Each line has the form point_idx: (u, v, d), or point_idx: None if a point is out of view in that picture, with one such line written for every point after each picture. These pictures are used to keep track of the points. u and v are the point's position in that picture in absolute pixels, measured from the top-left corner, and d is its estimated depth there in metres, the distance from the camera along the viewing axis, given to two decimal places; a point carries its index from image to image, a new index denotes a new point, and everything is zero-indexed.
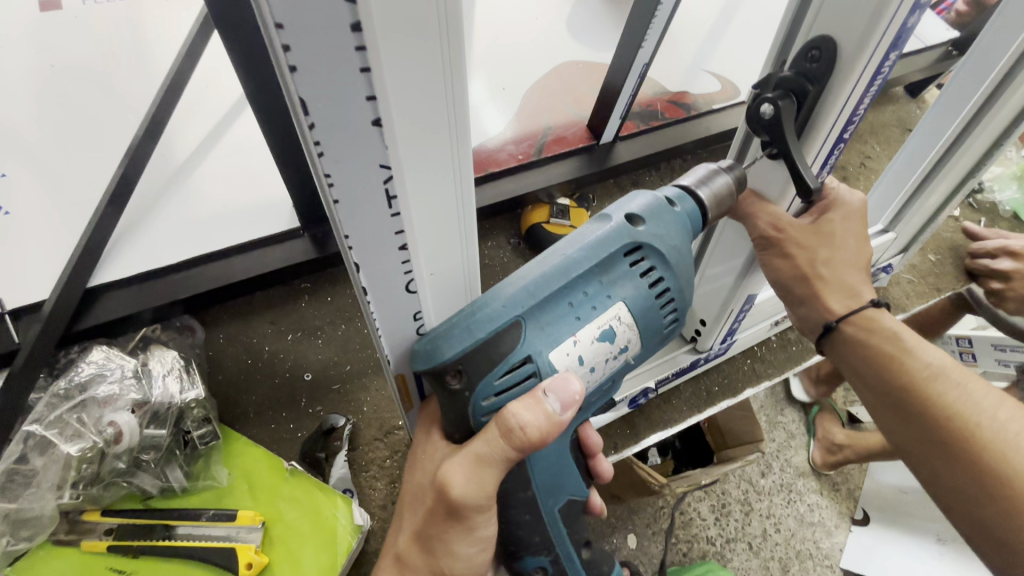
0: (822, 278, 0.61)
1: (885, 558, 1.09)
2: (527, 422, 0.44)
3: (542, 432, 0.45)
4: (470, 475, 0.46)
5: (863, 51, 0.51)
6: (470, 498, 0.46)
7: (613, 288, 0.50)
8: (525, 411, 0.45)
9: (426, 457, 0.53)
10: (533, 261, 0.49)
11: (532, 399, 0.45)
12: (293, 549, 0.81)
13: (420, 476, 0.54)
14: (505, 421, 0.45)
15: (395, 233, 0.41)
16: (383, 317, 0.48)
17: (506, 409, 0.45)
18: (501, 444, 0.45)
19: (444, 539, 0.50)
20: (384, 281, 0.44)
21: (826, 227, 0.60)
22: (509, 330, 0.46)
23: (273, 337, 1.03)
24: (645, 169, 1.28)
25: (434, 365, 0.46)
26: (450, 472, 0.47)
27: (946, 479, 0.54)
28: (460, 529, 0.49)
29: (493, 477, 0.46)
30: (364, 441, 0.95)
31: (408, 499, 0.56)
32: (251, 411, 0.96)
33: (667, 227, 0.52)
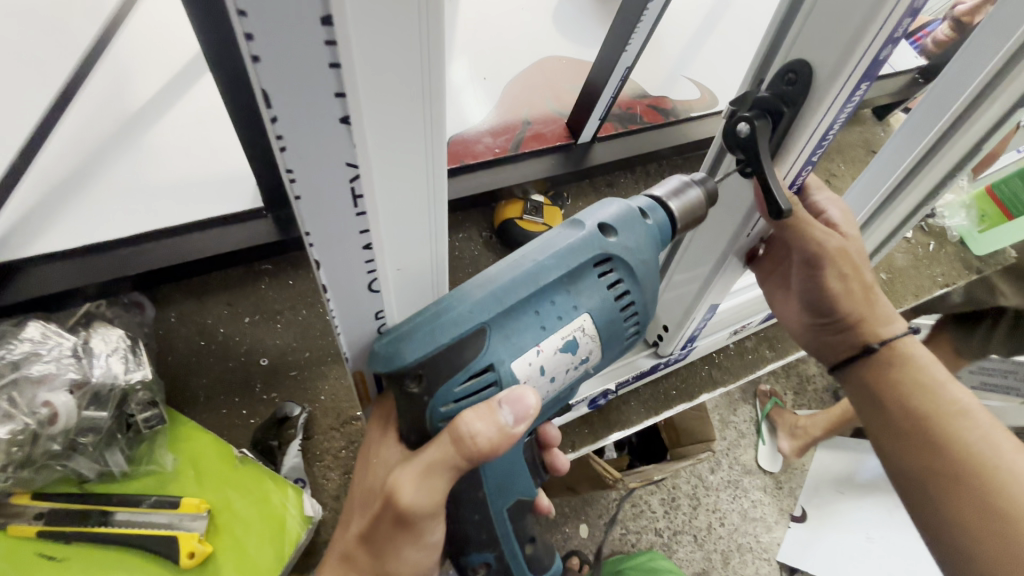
0: (843, 299, 0.61)
1: (819, 554, 1.16)
2: (478, 431, 0.43)
3: (495, 444, 0.44)
4: (418, 484, 0.44)
5: (836, 78, 0.52)
6: (418, 508, 0.44)
7: (579, 298, 0.50)
8: (479, 420, 0.43)
9: (380, 460, 0.52)
10: (501, 267, 0.49)
11: (486, 409, 0.44)
12: (238, 538, 0.79)
13: (373, 478, 0.52)
14: (457, 429, 0.43)
15: (361, 232, 0.39)
16: (343, 314, 0.46)
17: (459, 416, 0.44)
18: (451, 452, 0.44)
19: (392, 544, 0.48)
20: (345, 278, 0.43)
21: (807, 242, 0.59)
22: (473, 338, 0.46)
23: (228, 319, 0.99)
24: (621, 171, 1.28)
25: (393, 368, 0.45)
26: (400, 482, 0.45)
27: (943, 515, 0.56)
28: (409, 535, 0.47)
29: (440, 486, 0.44)
30: (320, 430, 0.93)
31: (359, 501, 0.54)
32: (202, 395, 0.92)
33: (637, 241, 0.53)
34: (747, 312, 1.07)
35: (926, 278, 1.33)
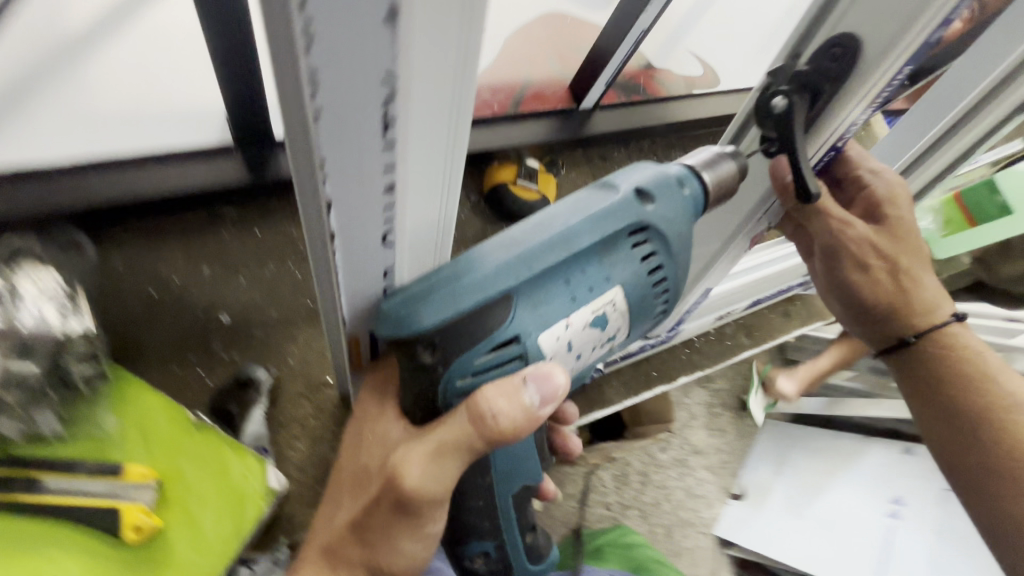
0: (875, 287, 0.59)
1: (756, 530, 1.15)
2: (500, 410, 0.38)
3: (519, 426, 0.38)
4: (427, 466, 0.38)
5: (886, 57, 0.48)
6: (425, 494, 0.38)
7: (612, 270, 0.46)
8: (501, 398, 0.38)
9: (376, 436, 0.45)
10: (531, 227, 0.43)
11: (509, 385, 0.39)
12: (192, 513, 0.70)
13: (366, 457, 0.46)
14: (476, 407, 0.38)
15: (384, 169, 0.32)
16: (348, 268, 0.39)
17: (480, 392, 0.38)
18: (469, 434, 0.38)
19: (391, 534, 0.41)
20: (358, 223, 0.36)
21: (843, 233, 0.57)
22: (499, 305, 0.40)
23: (184, 269, 0.87)
24: (614, 145, 1.22)
25: (405, 334, 0.39)
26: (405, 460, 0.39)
27: (1002, 513, 0.54)
28: (410, 524, 0.41)
29: (453, 471, 0.39)
30: (287, 397, 0.85)
31: (347, 483, 0.48)
32: (152, 351, 0.82)
33: (676, 211, 0.48)
34: (735, 299, 1.06)
35: None
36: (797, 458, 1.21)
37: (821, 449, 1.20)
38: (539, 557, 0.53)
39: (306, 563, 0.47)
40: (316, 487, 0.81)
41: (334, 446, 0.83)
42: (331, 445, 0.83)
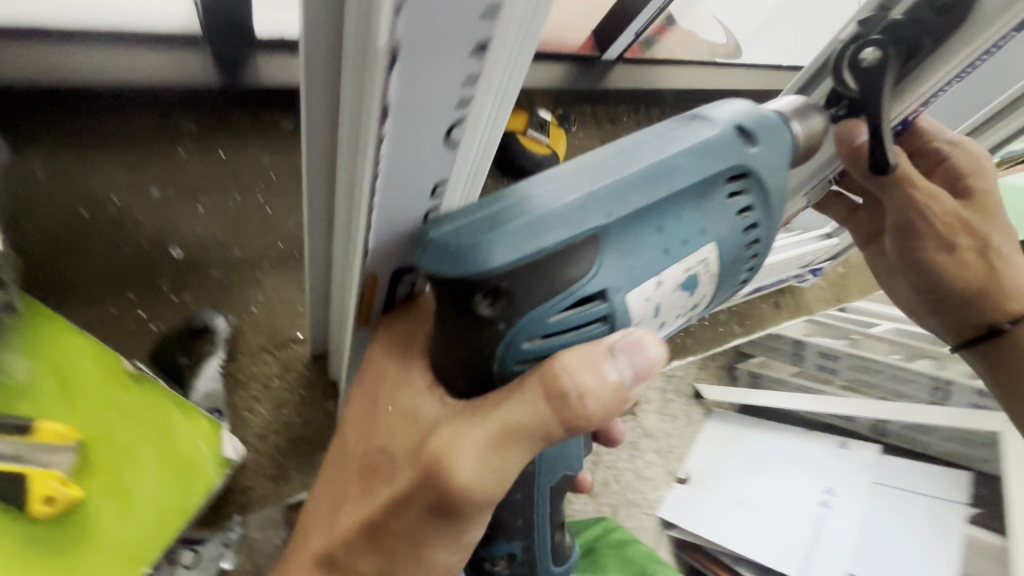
0: (961, 271, 0.56)
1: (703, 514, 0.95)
2: (589, 389, 0.29)
3: (607, 410, 0.30)
4: (486, 457, 0.29)
5: (1003, 16, 0.46)
6: (479, 491, 0.30)
7: (708, 221, 0.37)
8: (586, 371, 0.29)
9: (396, 411, 0.35)
10: (616, 156, 0.34)
11: (595, 355, 0.29)
12: (124, 482, 0.57)
13: (380, 438, 0.35)
14: (556, 383, 0.28)
15: (481, 21, 0.23)
16: (391, 173, 0.28)
17: (558, 362, 0.29)
18: (544, 418, 0.29)
19: (422, 541, 0.31)
20: (425, 102, 0.25)
21: (926, 207, 0.54)
22: (586, 247, 0.31)
23: (129, 188, 0.71)
24: (625, 106, 1.08)
25: (464, 273, 0.28)
26: (456, 449, 0.29)
27: None
28: (451, 529, 0.31)
29: (516, 463, 0.30)
30: (247, 352, 0.71)
31: (344, 473, 0.36)
32: (80, 284, 0.66)
33: (775, 158, 0.41)
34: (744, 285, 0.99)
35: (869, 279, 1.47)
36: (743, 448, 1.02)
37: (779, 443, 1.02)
38: (565, 560, 0.45)
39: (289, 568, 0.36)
40: (278, 459, 0.70)
41: (302, 412, 0.71)
42: (298, 411, 0.71)
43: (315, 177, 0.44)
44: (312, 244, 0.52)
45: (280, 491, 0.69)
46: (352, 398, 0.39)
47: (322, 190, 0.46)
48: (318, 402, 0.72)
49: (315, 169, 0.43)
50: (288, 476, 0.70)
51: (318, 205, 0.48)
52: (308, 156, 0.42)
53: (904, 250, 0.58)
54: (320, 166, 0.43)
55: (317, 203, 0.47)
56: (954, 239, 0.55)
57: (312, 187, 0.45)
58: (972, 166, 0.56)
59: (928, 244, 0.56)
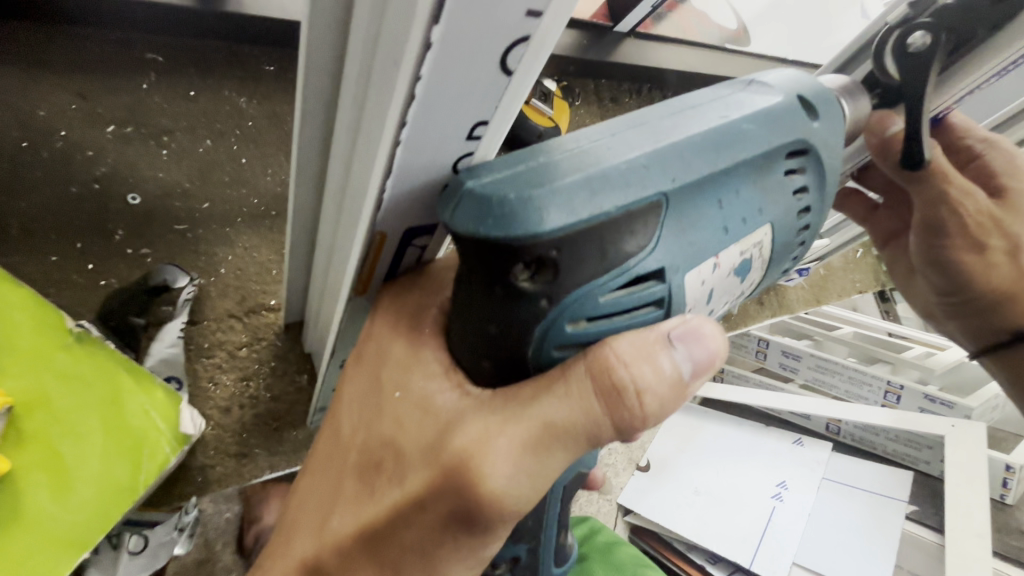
0: (992, 275, 0.56)
1: (662, 501, 1.00)
2: (647, 386, 0.26)
3: (663, 409, 0.27)
4: (522, 461, 0.26)
5: None
6: (512, 496, 0.27)
7: (766, 200, 0.33)
8: (644, 364, 0.26)
9: (405, 397, 0.30)
10: (677, 114, 0.30)
11: (653, 348, 0.26)
12: (60, 454, 0.50)
13: (382, 428, 0.30)
14: (610, 378, 0.26)
15: None
16: (428, 103, 0.22)
17: (615, 353, 0.26)
18: (594, 418, 0.26)
19: (436, 553, 0.28)
20: (488, 5, 0.19)
21: (962, 205, 0.52)
22: (643, 218, 0.27)
23: (80, 122, 0.61)
24: (629, 85, 1.02)
25: (510, 236, 0.24)
26: (490, 451, 0.26)
27: None
28: (470, 541, 0.28)
29: (555, 464, 0.27)
30: (213, 315, 0.64)
31: (338, 464, 0.31)
32: (16, 226, 0.57)
33: (834, 136, 0.37)
34: None
35: (848, 283, 1.50)
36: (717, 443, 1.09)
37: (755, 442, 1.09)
38: (566, 562, 0.41)
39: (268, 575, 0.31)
40: (242, 436, 0.64)
41: (272, 385, 0.65)
42: (268, 384, 0.65)
43: (310, 114, 0.38)
44: (298, 197, 0.45)
45: (244, 471, 0.64)
46: (346, 375, 0.34)
47: (316, 132, 0.40)
48: (290, 375, 0.66)
49: (311, 105, 0.37)
50: (253, 454, 0.64)
51: (309, 151, 0.41)
52: (304, 88, 0.35)
53: (930, 249, 0.57)
54: (317, 102, 0.37)
55: (307, 148, 0.41)
56: (985, 239, 0.54)
57: (304, 127, 0.38)
58: (1004, 164, 0.55)
59: (955, 242, 0.55)
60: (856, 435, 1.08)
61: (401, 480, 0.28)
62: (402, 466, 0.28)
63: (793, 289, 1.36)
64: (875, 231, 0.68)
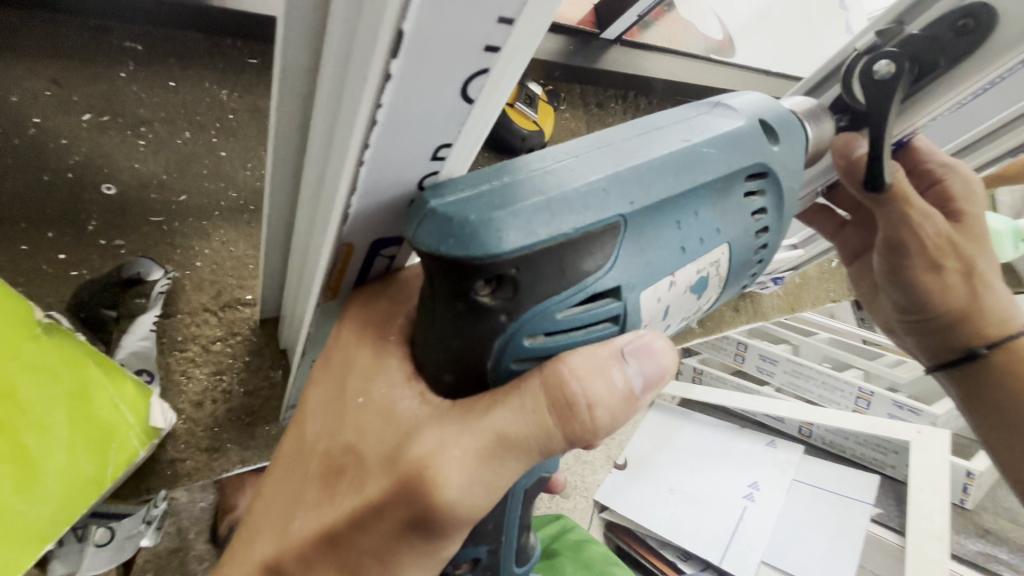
0: (944, 297, 0.58)
1: (634, 494, 1.20)
2: (598, 400, 0.27)
3: (614, 421, 0.28)
4: (477, 470, 0.27)
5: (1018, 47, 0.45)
6: (467, 503, 0.28)
7: (724, 221, 0.35)
8: (597, 378, 0.27)
9: (368, 404, 0.31)
10: (639, 137, 0.31)
11: (606, 363, 0.28)
12: (26, 447, 0.49)
13: (344, 434, 0.31)
14: (562, 393, 0.27)
15: None
16: (392, 126, 0.23)
17: (571, 368, 0.27)
18: (548, 430, 0.27)
19: (392, 559, 0.29)
20: (448, 40, 0.20)
21: (920, 227, 0.54)
22: (601, 239, 0.28)
23: (54, 109, 0.59)
24: (614, 92, 1.03)
25: (470, 255, 0.25)
26: (445, 460, 0.27)
27: None
28: (426, 546, 0.29)
29: (510, 473, 0.28)
30: (186, 309, 0.64)
31: (301, 470, 0.32)
32: None
33: (793, 160, 0.39)
34: None
35: (823, 291, 1.55)
36: (677, 437, 1.30)
37: (702, 432, 1.31)
38: (529, 562, 0.42)
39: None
40: (214, 429, 0.64)
41: (246, 380, 0.65)
42: (242, 378, 0.65)
43: (285, 119, 0.38)
44: (273, 197, 0.45)
45: (215, 465, 0.64)
46: (312, 381, 0.34)
47: (291, 135, 0.40)
48: (265, 370, 0.66)
49: (286, 110, 0.37)
50: (225, 448, 0.64)
51: (284, 153, 0.41)
52: (278, 94, 0.35)
53: (893, 269, 0.59)
54: (292, 107, 0.37)
55: (282, 151, 0.41)
56: (942, 261, 0.56)
57: (279, 131, 0.39)
58: (963, 189, 0.57)
59: (915, 263, 0.57)
60: (825, 438, 1.29)
61: (361, 487, 0.29)
62: (362, 473, 0.29)
63: (769, 296, 1.40)
64: (843, 246, 0.70)
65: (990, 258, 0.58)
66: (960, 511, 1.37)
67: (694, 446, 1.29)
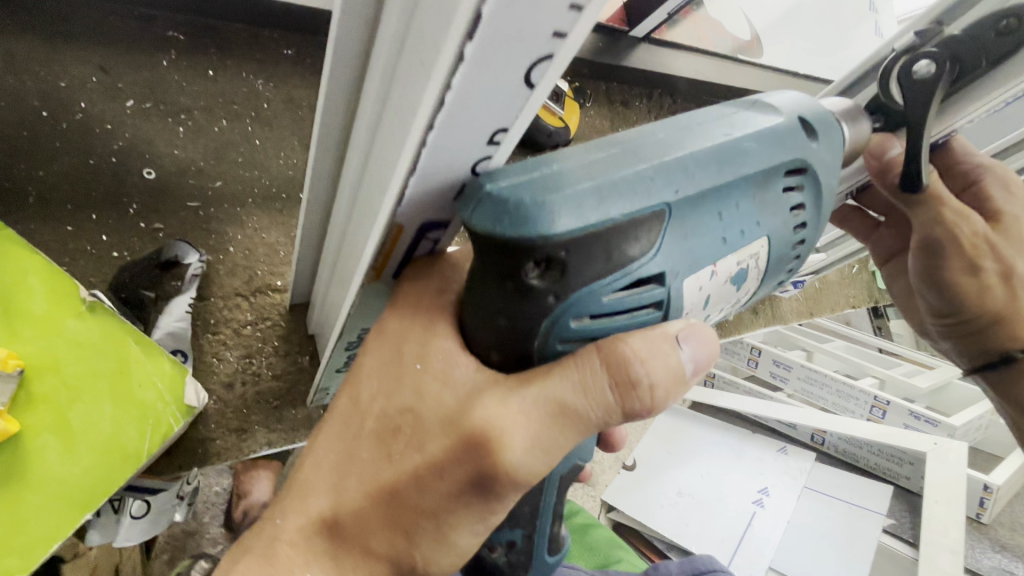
0: (977, 299, 0.58)
1: (643, 496, 1.19)
2: (658, 381, 0.28)
3: (668, 398, 0.29)
4: (539, 436, 0.28)
5: None
6: (525, 469, 0.28)
7: (764, 214, 0.35)
8: (657, 360, 0.28)
9: (425, 369, 0.31)
10: (685, 130, 0.31)
11: (663, 344, 0.28)
12: (66, 420, 0.51)
13: (401, 397, 0.32)
14: (625, 371, 0.27)
15: None
16: (455, 109, 0.24)
17: (632, 348, 0.28)
18: (607, 402, 0.28)
19: (448, 519, 0.30)
20: (519, 22, 0.21)
21: (955, 227, 0.53)
22: (648, 225, 0.29)
23: (99, 94, 0.61)
24: (638, 91, 1.03)
25: (522, 236, 0.25)
26: (510, 424, 0.28)
27: None
28: (481, 507, 0.30)
29: (565, 442, 0.29)
30: (220, 293, 0.65)
31: (354, 429, 0.33)
32: (32, 193, 0.58)
33: (832, 157, 0.39)
34: None
35: (842, 296, 1.53)
36: (688, 440, 1.30)
37: (715, 439, 1.31)
38: (560, 552, 0.42)
39: (282, 528, 0.33)
40: (243, 411, 0.65)
41: (274, 364, 0.67)
42: (270, 363, 0.66)
43: (331, 105, 0.39)
44: (314, 185, 0.47)
45: (243, 446, 0.65)
46: (365, 346, 0.35)
47: (337, 123, 0.41)
48: (293, 355, 0.67)
49: (334, 98, 0.38)
50: (253, 430, 0.66)
51: (327, 140, 0.42)
52: (329, 79, 0.36)
53: (927, 271, 0.58)
54: (341, 93, 0.38)
55: (326, 138, 0.42)
56: (978, 262, 0.55)
57: (325, 118, 0.40)
58: (999, 190, 0.56)
59: (952, 264, 0.56)
60: (838, 446, 1.29)
61: (420, 447, 0.30)
62: (421, 434, 0.30)
63: (788, 300, 1.39)
64: (876, 248, 0.70)
65: None
66: (976, 525, 1.35)
67: (701, 444, 1.30)
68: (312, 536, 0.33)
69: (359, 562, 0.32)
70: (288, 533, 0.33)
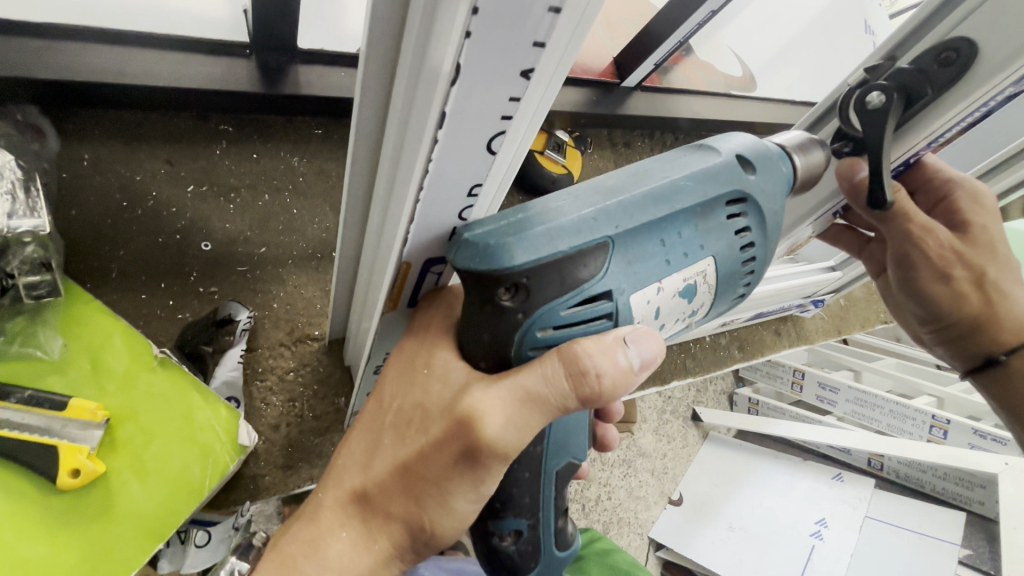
0: (952, 305, 0.61)
1: (691, 534, 1.19)
2: (605, 370, 0.34)
3: (618, 388, 0.35)
4: (512, 417, 0.34)
5: (1000, 71, 0.47)
6: (504, 444, 0.35)
7: (707, 238, 0.41)
8: (603, 355, 0.34)
9: (431, 373, 0.39)
10: (631, 176, 0.38)
11: (610, 343, 0.34)
12: (142, 461, 0.59)
13: (414, 396, 0.39)
14: (576, 363, 0.34)
15: (533, 44, 0.26)
16: (436, 177, 0.32)
17: (582, 346, 0.34)
18: (564, 389, 0.34)
19: (447, 488, 0.36)
20: (474, 112, 0.29)
21: (922, 241, 0.58)
22: (595, 253, 0.35)
23: (167, 182, 0.73)
24: (639, 133, 1.10)
25: (492, 268, 0.32)
26: (488, 408, 0.34)
27: None
28: (472, 479, 0.36)
29: (535, 424, 0.35)
30: (266, 344, 0.74)
31: (379, 423, 0.41)
32: (115, 269, 0.69)
33: (774, 187, 0.44)
34: (748, 309, 1.02)
35: (872, 312, 1.51)
36: (734, 471, 1.29)
37: (759, 465, 1.30)
38: (570, 548, 0.46)
39: (324, 499, 0.41)
40: (289, 449, 0.73)
41: (315, 406, 0.74)
42: (311, 404, 0.74)
43: (355, 176, 0.48)
44: (344, 242, 0.56)
45: (289, 481, 0.72)
46: (389, 362, 0.43)
47: (358, 190, 0.50)
48: (330, 397, 0.75)
49: (356, 172, 0.47)
50: (298, 466, 0.73)
51: (353, 204, 0.51)
52: (353, 157, 0.46)
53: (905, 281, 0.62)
54: (361, 167, 0.47)
55: (352, 202, 0.51)
56: (948, 270, 0.59)
57: (351, 186, 0.49)
58: (969, 200, 0.59)
59: (924, 273, 0.60)
60: (898, 470, 1.23)
61: (426, 431, 0.37)
62: (427, 422, 0.38)
63: (811, 319, 1.39)
64: (870, 261, 0.73)
65: (1004, 267, 0.59)
66: None
67: (745, 472, 1.29)
68: (348, 505, 0.40)
69: (382, 525, 0.39)
70: (329, 503, 0.41)
